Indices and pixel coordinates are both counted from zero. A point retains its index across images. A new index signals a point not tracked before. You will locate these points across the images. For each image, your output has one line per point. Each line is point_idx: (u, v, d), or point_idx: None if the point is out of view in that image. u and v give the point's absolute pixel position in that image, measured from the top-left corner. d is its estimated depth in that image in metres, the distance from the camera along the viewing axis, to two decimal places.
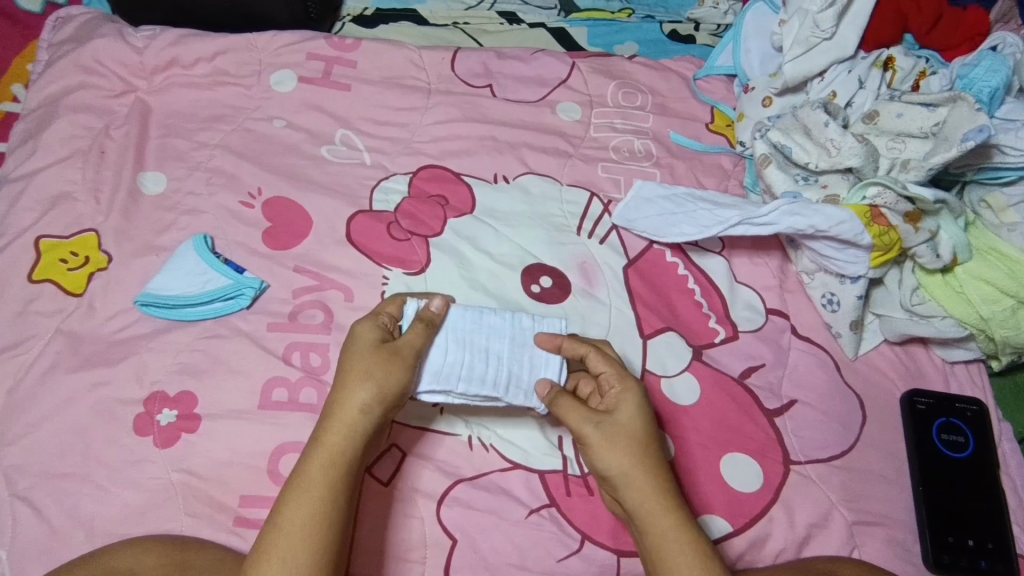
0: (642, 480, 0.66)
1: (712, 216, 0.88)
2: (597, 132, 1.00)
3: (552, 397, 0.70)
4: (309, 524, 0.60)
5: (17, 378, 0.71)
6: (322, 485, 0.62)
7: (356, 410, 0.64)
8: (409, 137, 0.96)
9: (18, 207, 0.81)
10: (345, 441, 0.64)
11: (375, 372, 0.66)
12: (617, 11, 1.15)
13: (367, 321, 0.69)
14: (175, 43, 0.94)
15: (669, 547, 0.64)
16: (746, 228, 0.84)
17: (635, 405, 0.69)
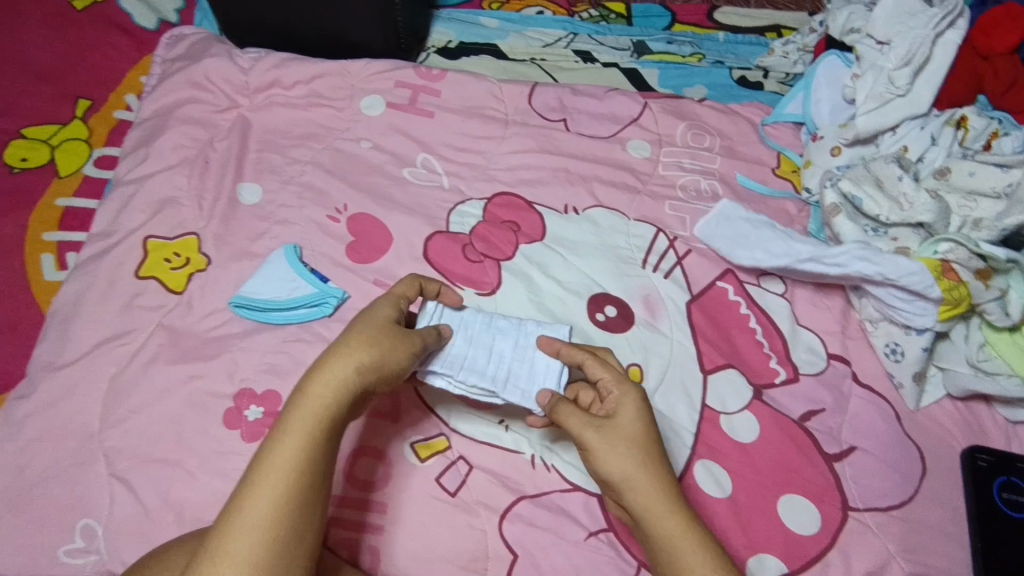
0: (646, 479, 0.65)
1: (784, 247, 0.91)
2: (665, 170, 1.03)
3: (552, 406, 0.70)
4: (287, 474, 0.58)
5: (121, 366, 0.76)
6: (305, 436, 0.60)
7: (352, 369, 0.63)
8: (486, 164, 1.01)
9: (130, 207, 0.88)
10: (334, 397, 0.62)
11: (382, 342, 0.66)
12: (688, 56, 1.20)
13: (385, 300, 0.71)
14: (278, 65, 1.02)
15: (677, 549, 0.64)
16: (815, 265, 0.88)
17: (636, 406, 0.69)
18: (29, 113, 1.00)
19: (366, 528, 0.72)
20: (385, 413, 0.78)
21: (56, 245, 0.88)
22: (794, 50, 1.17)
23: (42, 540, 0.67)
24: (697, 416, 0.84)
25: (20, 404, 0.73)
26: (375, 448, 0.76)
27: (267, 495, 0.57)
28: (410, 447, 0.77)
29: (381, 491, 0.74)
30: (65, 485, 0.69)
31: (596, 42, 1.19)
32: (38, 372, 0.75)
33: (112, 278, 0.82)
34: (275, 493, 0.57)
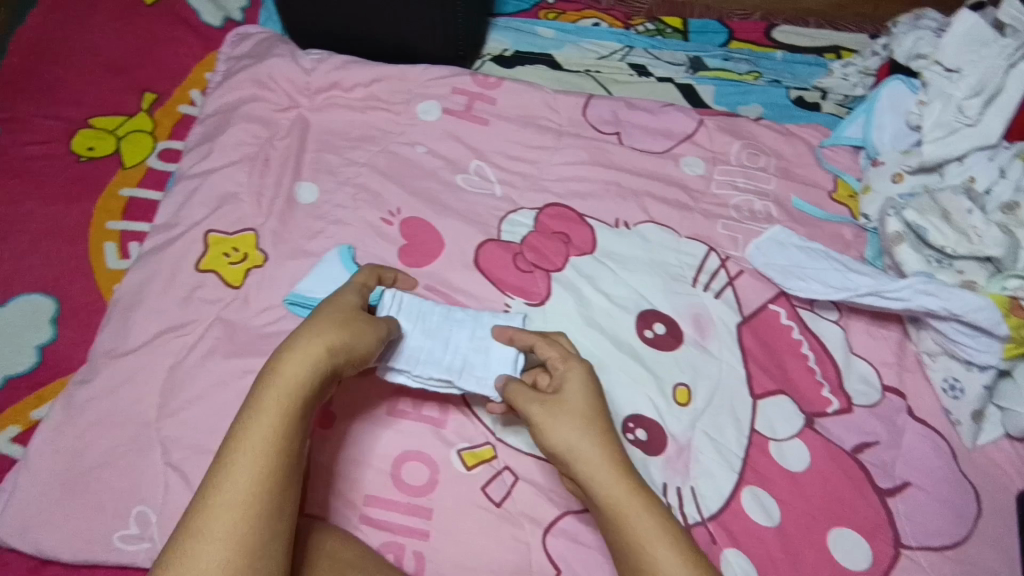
0: (592, 448, 0.65)
1: (842, 278, 0.89)
2: (718, 189, 1.02)
3: (504, 385, 0.72)
4: (261, 443, 0.57)
5: (179, 357, 0.77)
6: (276, 417, 0.59)
7: (322, 347, 0.63)
8: (538, 174, 1.01)
9: (193, 202, 0.90)
10: (306, 376, 0.62)
11: (351, 325, 0.67)
12: (744, 74, 1.19)
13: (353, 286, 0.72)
14: (339, 67, 1.03)
15: (626, 515, 0.62)
16: (875, 299, 0.87)
17: (582, 380, 0.70)
18: (98, 104, 1.03)
19: (412, 533, 0.72)
20: (433, 419, 0.78)
21: (120, 234, 0.90)
22: (854, 73, 1.16)
23: (98, 524, 0.68)
24: (746, 441, 0.83)
25: (83, 389, 0.75)
26: (422, 453, 0.76)
27: (241, 476, 0.56)
28: (457, 454, 0.76)
29: (427, 497, 0.74)
30: (122, 471, 0.71)
31: (652, 56, 1.19)
32: (100, 358, 0.77)
33: (174, 270, 0.84)
34: (249, 474, 0.56)
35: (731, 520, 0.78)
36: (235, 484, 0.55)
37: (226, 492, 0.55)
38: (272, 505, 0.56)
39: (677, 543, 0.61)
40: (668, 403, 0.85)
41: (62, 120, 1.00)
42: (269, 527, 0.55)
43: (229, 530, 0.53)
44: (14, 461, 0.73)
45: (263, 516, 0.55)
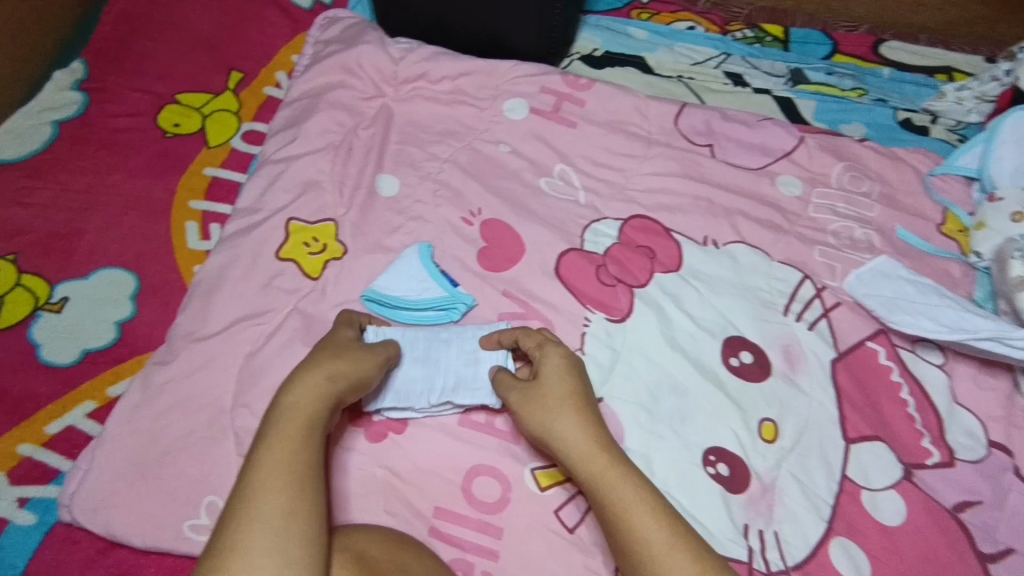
0: (567, 429, 0.67)
1: (956, 318, 0.84)
2: (816, 213, 0.96)
3: (493, 374, 0.74)
4: (284, 465, 0.57)
5: (256, 346, 0.76)
6: (291, 441, 0.59)
7: (321, 377, 0.65)
8: (625, 183, 0.96)
9: (276, 187, 0.88)
10: (311, 401, 0.63)
11: (345, 354, 0.68)
12: (848, 90, 1.12)
13: (341, 322, 0.74)
14: (428, 58, 1.00)
15: (608, 495, 0.63)
16: (995, 345, 0.81)
17: (557, 364, 0.71)
18: (184, 79, 1.02)
19: (481, 551, 0.69)
20: (506, 432, 0.75)
21: (202, 214, 0.90)
22: (969, 97, 1.08)
23: (169, 511, 0.67)
24: (836, 487, 0.78)
25: (161, 371, 0.74)
26: (494, 468, 0.73)
27: (262, 495, 0.55)
28: (530, 473, 0.73)
29: (498, 515, 0.71)
30: (195, 458, 0.69)
31: (750, 65, 1.14)
32: (179, 341, 0.76)
33: (255, 256, 0.82)
34: (268, 491, 0.55)
35: (816, 571, 0.73)
36: (258, 503, 0.55)
37: (250, 511, 0.54)
38: (298, 518, 0.54)
39: (656, 510, 0.62)
40: (753, 439, 0.80)
41: (149, 93, 1.00)
42: (296, 538, 0.53)
43: (265, 544, 0.52)
44: (89, 437, 0.73)
45: (290, 530, 0.54)
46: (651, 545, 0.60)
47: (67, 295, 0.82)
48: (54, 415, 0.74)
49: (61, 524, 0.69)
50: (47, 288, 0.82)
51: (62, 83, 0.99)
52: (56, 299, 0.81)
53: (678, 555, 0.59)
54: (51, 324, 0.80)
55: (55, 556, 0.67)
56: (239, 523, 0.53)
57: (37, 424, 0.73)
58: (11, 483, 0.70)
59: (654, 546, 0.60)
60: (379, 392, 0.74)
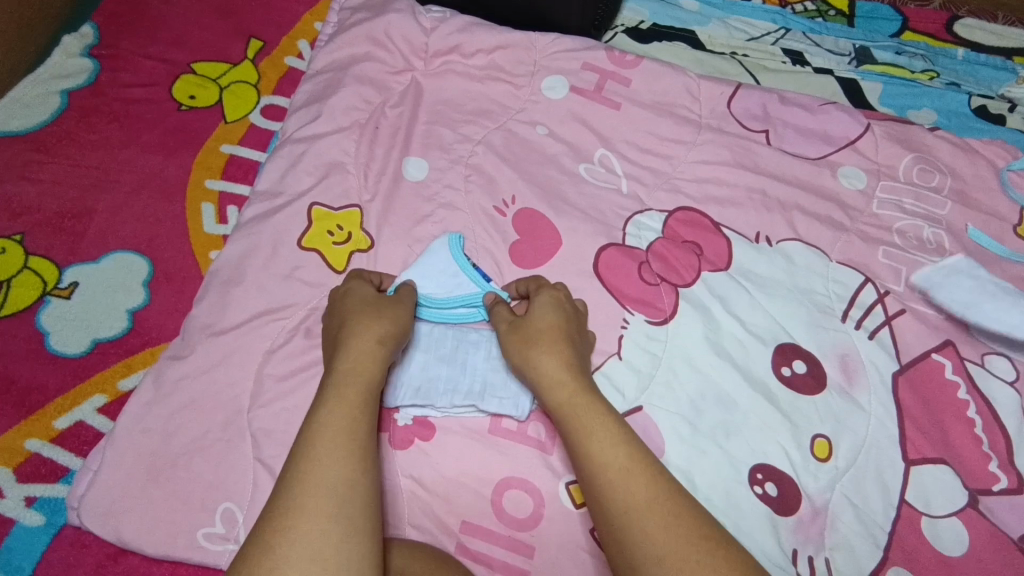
0: (540, 356, 0.65)
1: None
2: (880, 209, 0.88)
3: (490, 302, 0.73)
4: (343, 434, 0.55)
5: (275, 341, 0.71)
6: (350, 409, 0.57)
7: (373, 340, 0.62)
8: (671, 171, 0.89)
9: (298, 168, 0.82)
10: (368, 364, 0.60)
11: (386, 312, 0.65)
12: (918, 72, 1.03)
13: (356, 280, 0.71)
14: (461, 29, 0.93)
15: (572, 417, 0.61)
16: None
17: (545, 302, 0.70)
18: (201, 47, 0.95)
19: (510, 570, 0.66)
20: (538, 441, 0.70)
21: (218, 195, 0.84)
22: None
23: (182, 517, 0.64)
24: (893, 512, 0.71)
25: (175, 366, 0.70)
26: (526, 481, 0.68)
27: (323, 461, 0.53)
28: (564, 487, 0.68)
29: (529, 532, 0.66)
30: (210, 461, 0.65)
31: (811, 42, 1.05)
32: (193, 334, 0.72)
33: (275, 243, 0.77)
34: (332, 458, 0.54)
35: None
36: (320, 469, 0.53)
37: (315, 477, 0.52)
38: (361, 489, 0.53)
39: (619, 438, 0.60)
40: (805, 457, 0.73)
41: (164, 61, 0.93)
42: (356, 512, 0.52)
43: (329, 514, 0.51)
44: (100, 434, 0.70)
45: (351, 501, 0.52)
46: (607, 471, 0.58)
47: (76, 280, 0.77)
48: (63, 409, 0.71)
49: (70, 526, 0.66)
50: (56, 272, 0.78)
51: (71, 49, 0.93)
52: (65, 284, 0.77)
53: (635, 482, 0.57)
54: (59, 310, 0.75)
55: (64, 559, 0.64)
56: (303, 491, 0.52)
57: (45, 418, 0.70)
58: (19, 481, 0.67)
59: (610, 471, 0.58)
60: (404, 383, 0.70)
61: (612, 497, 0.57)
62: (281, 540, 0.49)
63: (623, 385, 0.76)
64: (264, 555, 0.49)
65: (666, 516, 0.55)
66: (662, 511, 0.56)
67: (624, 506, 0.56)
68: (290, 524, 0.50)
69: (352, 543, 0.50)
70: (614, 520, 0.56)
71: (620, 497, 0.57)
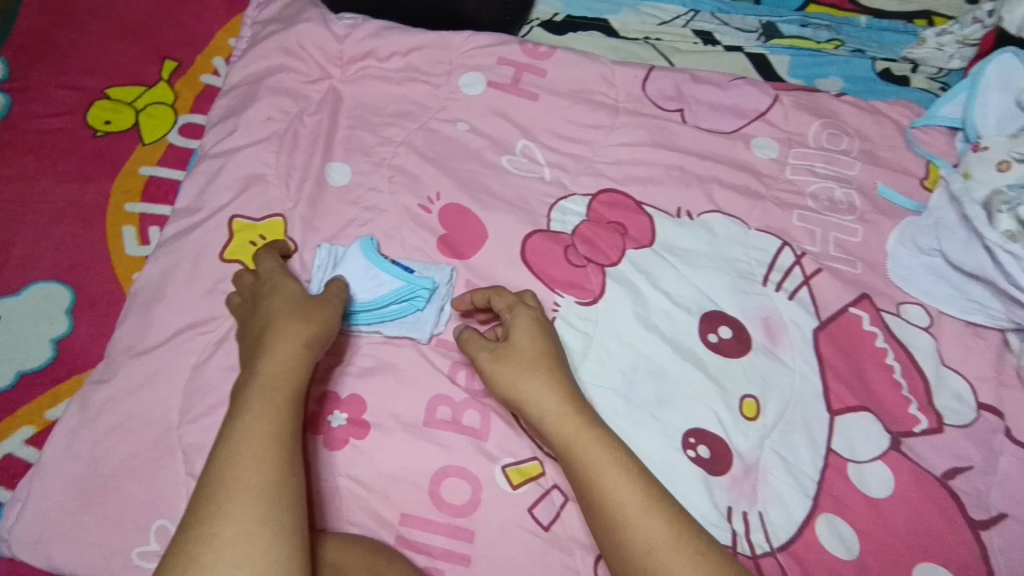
0: (539, 391, 0.66)
1: (956, 288, 0.83)
2: (793, 174, 0.91)
3: (458, 335, 0.73)
4: (266, 430, 0.56)
5: (203, 355, 0.71)
6: (272, 410, 0.58)
7: (299, 344, 0.63)
8: (592, 156, 0.91)
9: (217, 183, 0.83)
10: (292, 368, 0.61)
11: (313, 315, 0.66)
12: (824, 42, 1.06)
13: (288, 276, 0.71)
14: (374, 34, 0.94)
15: (580, 452, 0.63)
16: (987, 317, 0.81)
17: (528, 328, 0.70)
18: (116, 71, 0.95)
19: (450, 557, 0.66)
20: (473, 429, 0.71)
21: (139, 217, 0.84)
22: (950, 42, 1.02)
23: (115, 539, 0.63)
24: (821, 462, 0.73)
25: (101, 389, 0.69)
26: (464, 468, 0.69)
27: (248, 464, 0.54)
28: (501, 471, 0.69)
29: (467, 518, 0.67)
30: (141, 481, 0.65)
31: (720, 22, 1.08)
32: (118, 356, 0.72)
33: (197, 259, 0.77)
34: (253, 464, 0.54)
35: (804, 551, 0.69)
36: (244, 476, 0.54)
37: (236, 476, 0.53)
38: (288, 486, 0.55)
39: (630, 471, 0.61)
40: (734, 418, 0.75)
41: (76, 89, 0.93)
42: (285, 508, 0.53)
43: (252, 519, 0.52)
44: (28, 465, 0.69)
45: (279, 499, 0.54)
46: (625, 507, 0.59)
47: None
48: None
49: (4, 559, 0.65)
50: None
51: None
52: None
53: (653, 517, 0.59)
54: None
55: None
56: (227, 493, 0.53)
57: None
58: None
59: (628, 505, 0.59)
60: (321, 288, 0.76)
61: (632, 535, 0.58)
62: (205, 549, 0.50)
63: None
64: (187, 565, 0.50)
65: (684, 546, 0.58)
66: (683, 544, 0.58)
67: (646, 545, 0.58)
68: (214, 530, 0.51)
69: (280, 541, 0.52)
70: (632, 555, 0.58)
71: (640, 533, 0.58)
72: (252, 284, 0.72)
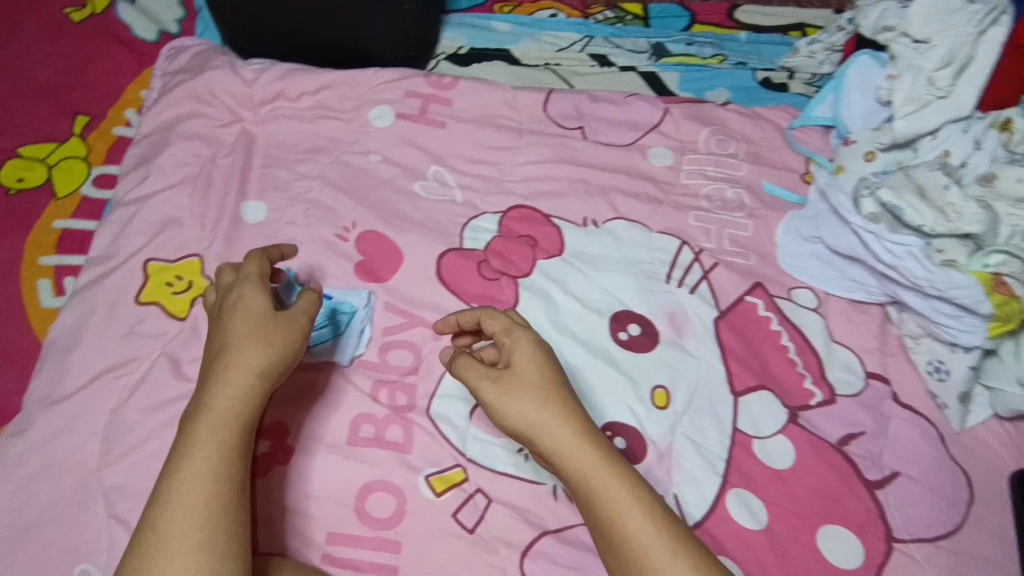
0: (549, 422, 0.62)
1: (837, 271, 0.90)
2: (688, 179, 0.98)
3: (452, 363, 0.70)
4: (207, 465, 0.57)
5: (121, 398, 0.72)
6: (215, 444, 0.59)
7: (253, 374, 0.63)
8: (501, 177, 0.96)
9: (131, 229, 0.84)
10: (240, 401, 0.61)
11: (274, 339, 0.65)
12: (709, 58, 1.16)
13: (259, 287, 0.69)
14: (282, 77, 0.98)
15: (598, 489, 0.59)
16: (866, 294, 0.88)
17: (528, 352, 0.67)
18: (25, 129, 0.96)
19: (378, 569, 0.68)
20: (397, 444, 0.74)
21: (54, 269, 0.85)
22: (820, 50, 1.11)
23: None
24: (729, 441, 0.78)
25: (16, 441, 0.70)
26: (388, 482, 0.72)
27: (188, 500, 0.56)
28: (425, 480, 0.72)
29: (394, 530, 0.69)
30: (61, 528, 0.65)
31: (613, 45, 1.17)
32: (34, 407, 0.72)
33: (112, 305, 0.79)
34: (192, 501, 0.56)
35: (717, 526, 0.73)
36: (183, 509, 0.55)
37: (174, 513, 0.55)
38: (227, 520, 0.56)
39: (649, 509, 0.58)
40: (647, 409, 0.80)
41: None
42: (223, 544, 0.55)
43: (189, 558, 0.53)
44: None
45: (217, 536, 0.55)
46: (649, 551, 0.56)
47: None
48: None
49: None
50: None
51: None
52: None
53: (678, 562, 0.55)
54: None
55: None
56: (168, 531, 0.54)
57: None
58: None
59: (652, 549, 0.56)
60: None
61: None
62: None
63: None
64: None
65: None
66: None
67: None
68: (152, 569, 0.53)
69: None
70: None
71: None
72: (226, 284, 0.71)
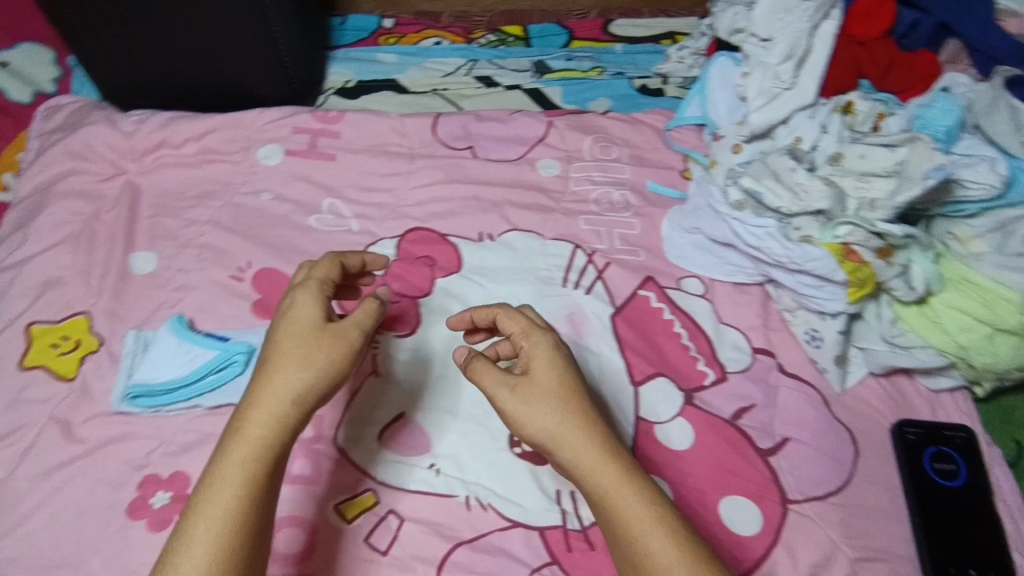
0: (567, 434, 0.62)
1: (719, 257, 0.96)
2: (576, 186, 1.03)
3: (467, 361, 0.68)
4: (225, 519, 0.56)
5: (12, 466, 0.72)
6: (232, 497, 0.57)
7: (280, 413, 0.60)
8: (395, 202, 0.99)
9: (11, 294, 0.84)
10: (265, 447, 0.59)
11: (313, 361, 0.62)
12: (589, 70, 1.22)
13: (311, 297, 0.66)
14: (163, 125, 0.98)
15: (613, 500, 0.60)
16: (744, 276, 0.94)
17: (550, 357, 0.66)
18: None
19: None
20: (304, 476, 0.74)
21: None
22: (688, 55, 1.19)
23: None
24: (632, 430, 0.82)
25: None
26: (297, 516, 0.72)
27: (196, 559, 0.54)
28: (335, 509, 0.73)
29: (305, 562, 0.70)
30: None
31: (497, 66, 1.22)
32: None
33: None
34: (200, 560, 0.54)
35: None
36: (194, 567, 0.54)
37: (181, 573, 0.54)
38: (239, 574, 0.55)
39: (661, 520, 0.59)
40: None
41: None
42: None
43: None
44: None
45: None
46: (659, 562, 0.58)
47: None
48: None
49: None
50: None
51: None
52: None
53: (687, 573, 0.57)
54: None
55: None
56: None
57: None
58: None
59: (662, 559, 0.58)
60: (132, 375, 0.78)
61: None
62: None
63: (383, 399, 0.80)
64: None
65: None
66: None
67: None
68: None
69: None
70: None
71: None
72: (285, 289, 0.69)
